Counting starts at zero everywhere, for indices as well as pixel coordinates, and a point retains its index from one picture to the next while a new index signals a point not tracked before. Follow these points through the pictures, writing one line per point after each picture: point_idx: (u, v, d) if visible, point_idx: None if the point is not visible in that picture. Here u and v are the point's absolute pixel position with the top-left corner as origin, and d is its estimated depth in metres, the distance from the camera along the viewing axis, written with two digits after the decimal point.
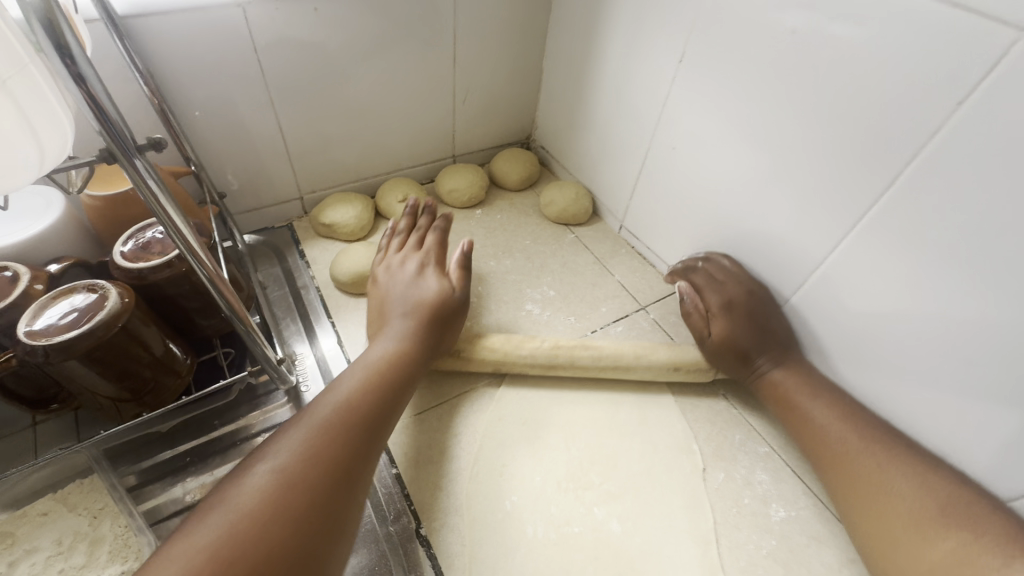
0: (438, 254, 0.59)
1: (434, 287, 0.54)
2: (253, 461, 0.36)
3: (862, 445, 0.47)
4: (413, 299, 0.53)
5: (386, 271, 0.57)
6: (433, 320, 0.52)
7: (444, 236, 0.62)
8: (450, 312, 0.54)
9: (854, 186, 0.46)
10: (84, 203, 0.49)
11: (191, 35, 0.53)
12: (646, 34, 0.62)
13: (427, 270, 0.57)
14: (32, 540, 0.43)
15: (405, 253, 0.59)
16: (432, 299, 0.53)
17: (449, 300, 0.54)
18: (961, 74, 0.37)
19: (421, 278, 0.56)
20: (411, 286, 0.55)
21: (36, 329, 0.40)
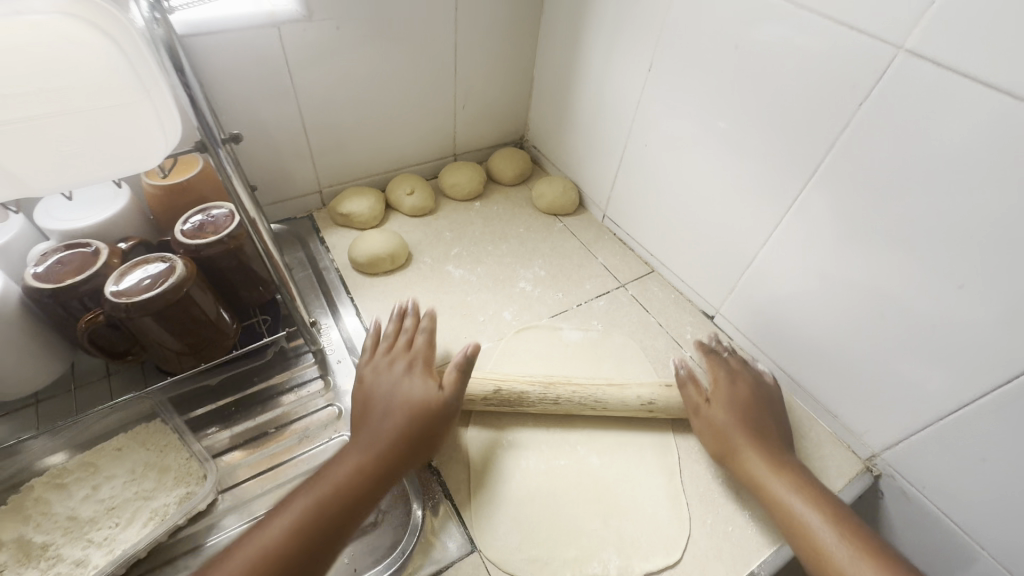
0: (428, 356, 0.57)
1: (420, 389, 0.52)
2: (229, 549, 0.40)
3: (868, 568, 0.44)
4: (398, 401, 0.51)
5: (373, 371, 0.54)
6: (418, 423, 0.50)
7: (434, 341, 0.59)
8: (438, 419, 0.51)
9: (790, 171, 0.57)
10: (147, 192, 0.58)
11: (236, 49, 0.62)
12: (624, 46, 0.72)
13: (417, 371, 0.54)
14: (111, 469, 0.52)
15: (394, 355, 0.56)
16: (417, 401, 0.51)
17: (438, 406, 0.51)
18: (860, 81, 0.48)
19: (407, 378, 0.53)
20: (395, 388, 0.52)
21: (119, 291, 0.49)
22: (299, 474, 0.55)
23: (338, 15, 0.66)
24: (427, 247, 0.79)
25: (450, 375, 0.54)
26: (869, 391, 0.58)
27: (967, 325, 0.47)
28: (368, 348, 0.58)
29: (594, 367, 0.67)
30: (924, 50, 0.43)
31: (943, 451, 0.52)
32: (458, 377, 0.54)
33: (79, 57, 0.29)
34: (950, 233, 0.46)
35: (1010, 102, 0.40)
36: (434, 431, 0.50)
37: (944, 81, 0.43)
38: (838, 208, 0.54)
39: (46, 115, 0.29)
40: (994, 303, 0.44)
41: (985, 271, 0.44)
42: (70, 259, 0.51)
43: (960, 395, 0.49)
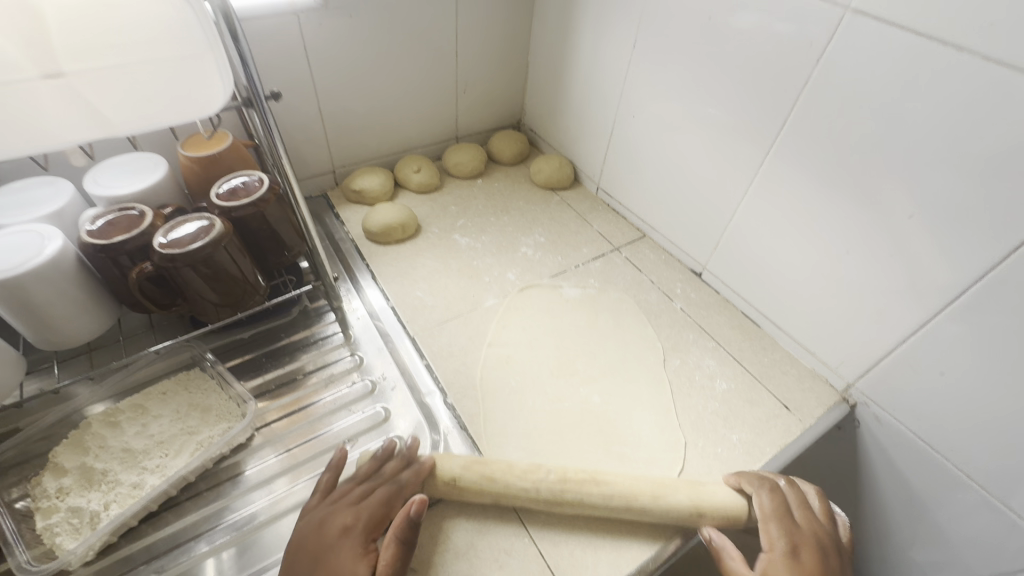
0: (373, 516, 0.47)
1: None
2: None
3: None
4: None
5: (304, 530, 0.47)
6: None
7: (399, 496, 0.49)
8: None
9: (762, 128, 0.63)
10: (183, 166, 0.64)
11: (257, 36, 0.68)
12: (610, 28, 0.78)
13: (348, 544, 0.45)
14: (158, 409, 0.57)
15: (337, 508, 0.48)
16: None
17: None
18: (815, 42, 0.55)
19: (337, 555, 0.45)
20: (318, 571, 0.43)
21: (166, 244, 0.54)
22: (327, 413, 0.61)
23: (349, 4, 0.72)
24: (435, 220, 0.85)
25: (386, 553, 0.45)
26: (842, 327, 0.63)
27: (918, 253, 0.53)
28: (316, 504, 0.49)
29: (588, 340, 0.71)
30: (867, 8, 0.50)
31: (907, 373, 0.58)
32: (396, 549, 0.45)
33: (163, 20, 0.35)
34: (899, 169, 0.52)
35: (938, 46, 0.46)
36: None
37: (884, 34, 0.49)
38: (804, 158, 0.60)
39: (133, 67, 0.35)
40: (940, 229, 0.51)
41: (930, 201, 0.51)
42: (119, 221, 0.57)
43: (916, 317, 0.55)
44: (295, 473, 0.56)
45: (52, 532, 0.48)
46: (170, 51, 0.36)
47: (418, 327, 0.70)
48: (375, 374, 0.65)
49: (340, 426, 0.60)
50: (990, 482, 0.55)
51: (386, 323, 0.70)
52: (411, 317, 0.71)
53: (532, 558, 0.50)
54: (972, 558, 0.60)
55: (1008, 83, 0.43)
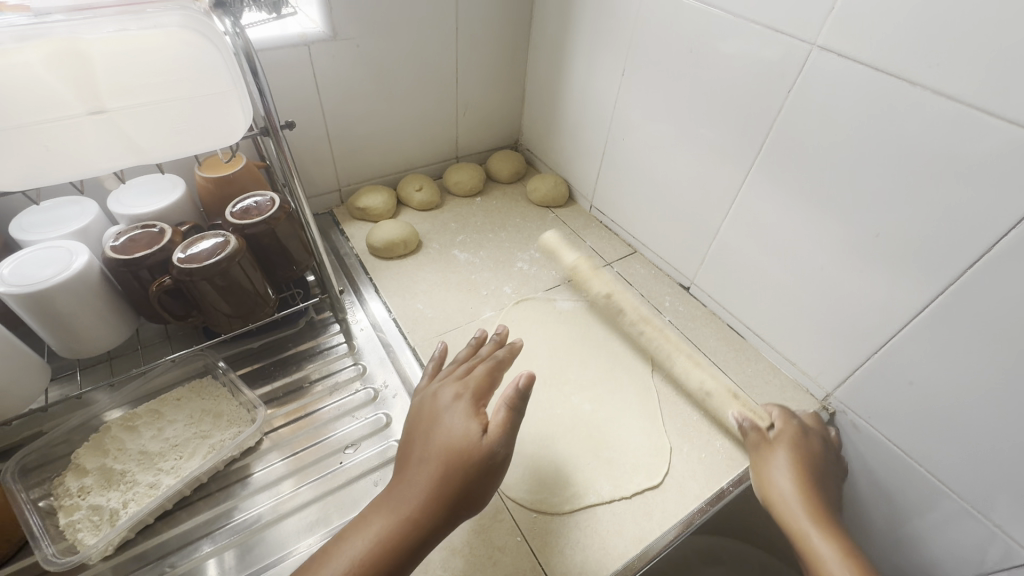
0: (479, 387, 0.55)
1: (460, 428, 0.49)
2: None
3: None
4: (434, 440, 0.49)
5: (424, 400, 0.55)
6: (458, 471, 0.46)
7: (496, 370, 0.58)
8: (482, 468, 0.47)
9: (741, 152, 0.68)
10: (200, 186, 0.68)
11: (271, 65, 0.73)
12: (602, 57, 0.83)
13: (462, 406, 0.52)
14: (172, 415, 0.61)
15: (448, 382, 0.56)
16: (455, 443, 0.48)
17: (477, 452, 0.47)
18: (786, 74, 0.59)
19: (452, 413, 0.51)
20: (436, 427, 0.50)
21: (184, 259, 0.58)
22: (331, 419, 0.64)
23: (358, 35, 0.78)
24: (436, 236, 0.90)
25: (496, 416, 0.49)
26: (820, 338, 0.67)
27: (886, 269, 0.57)
28: (432, 386, 0.57)
29: (638, 326, 0.76)
30: (830, 45, 0.54)
31: (880, 381, 0.62)
32: (506, 414, 0.49)
33: (195, 59, 0.39)
34: (865, 191, 0.56)
35: (895, 80, 0.51)
36: (478, 479, 0.46)
37: (846, 69, 0.54)
38: (781, 178, 0.64)
39: (167, 102, 0.40)
40: (903, 247, 0.55)
41: (895, 220, 0.54)
42: (140, 237, 0.61)
43: (885, 328, 0.59)
44: (301, 475, 0.59)
45: (74, 528, 0.51)
46: (200, 86, 0.41)
47: (419, 338, 0.74)
48: (377, 382, 0.69)
49: (344, 431, 0.63)
50: (958, 485, 0.58)
51: (388, 334, 0.74)
52: (412, 329, 0.75)
53: (524, 555, 0.53)
54: (946, 561, 0.63)
55: (957, 115, 0.47)
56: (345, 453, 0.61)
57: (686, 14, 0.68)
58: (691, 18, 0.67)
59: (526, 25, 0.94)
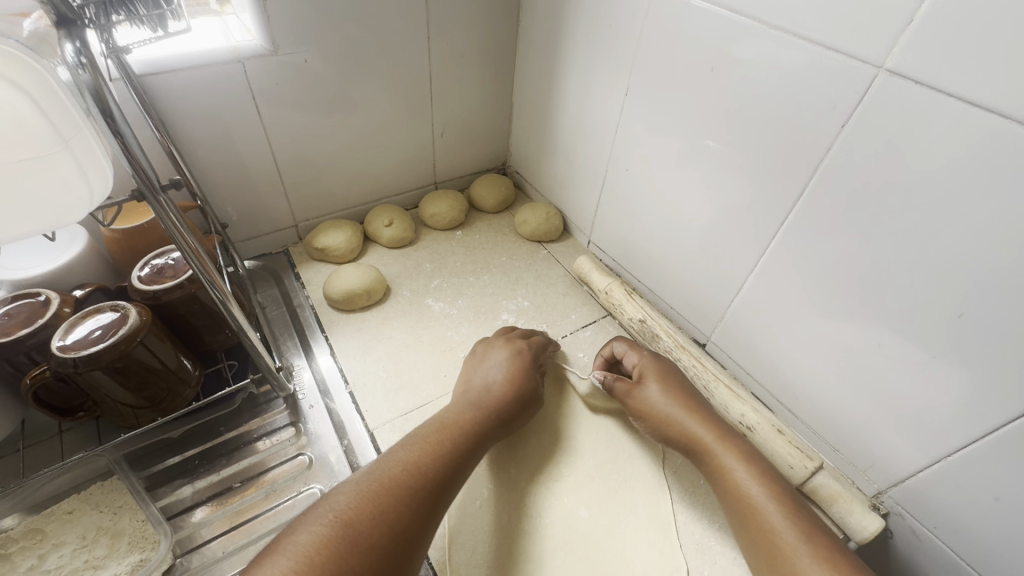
0: (536, 348, 0.62)
1: (523, 378, 0.57)
2: (338, 487, 0.40)
3: (787, 518, 0.45)
4: (500, 381, 0.56)
5: (481, 356, 0.60)
6: (500, 402, 0.54)
7: (543, 339, 0.65)
8: (531, 403, 0.57)
9: (773, 195, 0.55)
10: (106, 237, 0.56)
11: (197, 86, 0.60)
12: (601, 72, 0.70)
13: (523, 359, 0.59)
14: (59, 535, 0.48)
15: (505, 339, 0.62)
16: (520, 386, 0.56)
17: (532, 391, 0.57)
18: (838, 104, 0.46)
19: (515, 363, 0.58)
20: (502, 374, 0.57)
21: (67, 343, 0.46)
22: (266, 532, 0.51)
23: (306, 48, 0.64)
24: (407, 280, 0.77)
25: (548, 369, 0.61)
26: (873, 426, 0.54)
27: (970, 356, 0.44)
28: (473, 350, 0.62)
29: (676, 353, 0.66)
30: (904, 68, 0.41)
31: (952, 491, 0.49)
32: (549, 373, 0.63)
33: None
34: (944, 257, 0.43)
35: (996, 119, 0.37)
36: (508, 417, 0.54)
37: (925, 101, 0.41)
38: (827, 230, 0.51)
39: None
40: (997, 332, 0.41)
41: (989, 299, 0.41)
42: (17, 311, 0.48)
43: (965, 430, 0.46)
44: None
45: None
46: None
47: (378, 417, 0.61)
48: (325, 480, 0.55)
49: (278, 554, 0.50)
50: None
51: (342, 412, 0.61)
52: (371, 404, 0.62)
53: None
54: None
55: None
56: None
57: (705, 24, 0.54)
58: (711, 28, 0.54)
59: (512, 33, 0.80)
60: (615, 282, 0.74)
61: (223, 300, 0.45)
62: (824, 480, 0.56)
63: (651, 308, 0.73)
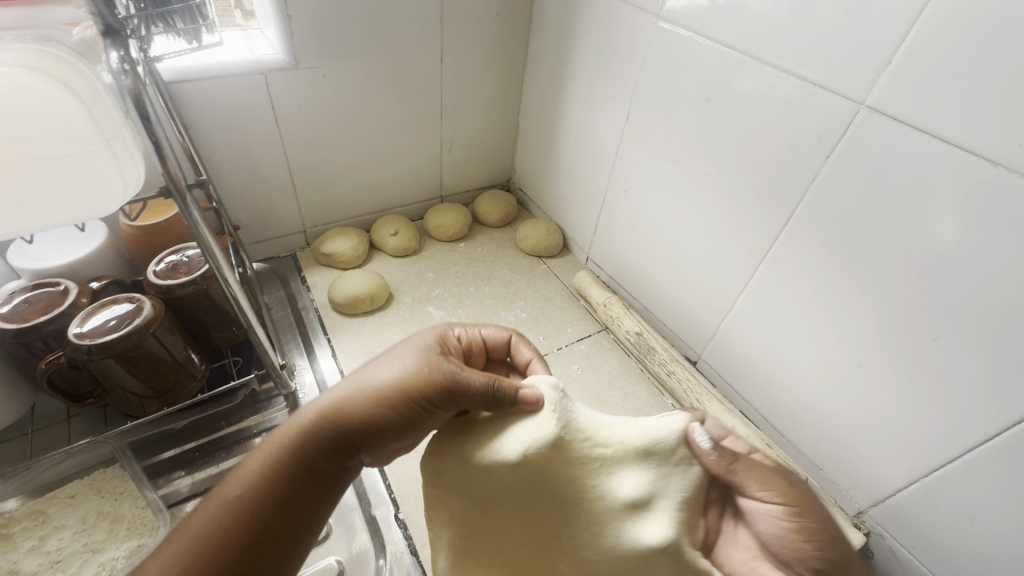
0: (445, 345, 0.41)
1: (384, 375, 0.37)
2: None
3: None
4: (359, 382, 0.37)
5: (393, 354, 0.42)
6: (349, 412, 0.36)
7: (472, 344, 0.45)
8: (402, 404, 0.36)
9: (762, 219, 0.57)
10: (125, 233, 0.58)
11: (219, 95, 0.63)
12: (604, 97, 0.73)
13: (404, 349, 0.39)
14: (61, 518, 0.50)
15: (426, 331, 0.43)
16: (380, 388, 0.36)
17: (402, 388, 0.36)
18: (825, 136, 0.49)
19: (386, 356, 0.38)
20: (364, 373, 0.38)
21: (83, 331, 0.48)
22: None
23: (324, 64, 0.68)
24: (409, 288, 0.80)
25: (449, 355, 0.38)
26: (854, 447, 0.56)
27: (947, 380, 0.45)
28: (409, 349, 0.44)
29: (670, 367, 0.68)
30: (883, 107, 0.44)
31: (930, 511, 0.50)
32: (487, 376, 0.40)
33: (18, 111, 0.32)
34: (920, 284, 0.45)
35: (969, 156, 0.40)
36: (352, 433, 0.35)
37: (904, 137, 0.43)
38: (811, 255, 0.54)
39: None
40: (971, 357, 0.43)
41: (963, 325, 0.43)
42: (38, 298, 0.51)
43: (939, 452, 0.48)
44: None
45: None
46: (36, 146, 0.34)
47: None
48: None
49: None
50: None
51: None
52: None
53: None
54: None
55: None
56: None
57: (703, 56, 0.58)
58: (709, 61, 0.57)
59: (521, 56, 0.84)
60: (614, 297, 0.77)
61: (235, 297, 0.48)
62: None
63: (647, 323, 0.75)
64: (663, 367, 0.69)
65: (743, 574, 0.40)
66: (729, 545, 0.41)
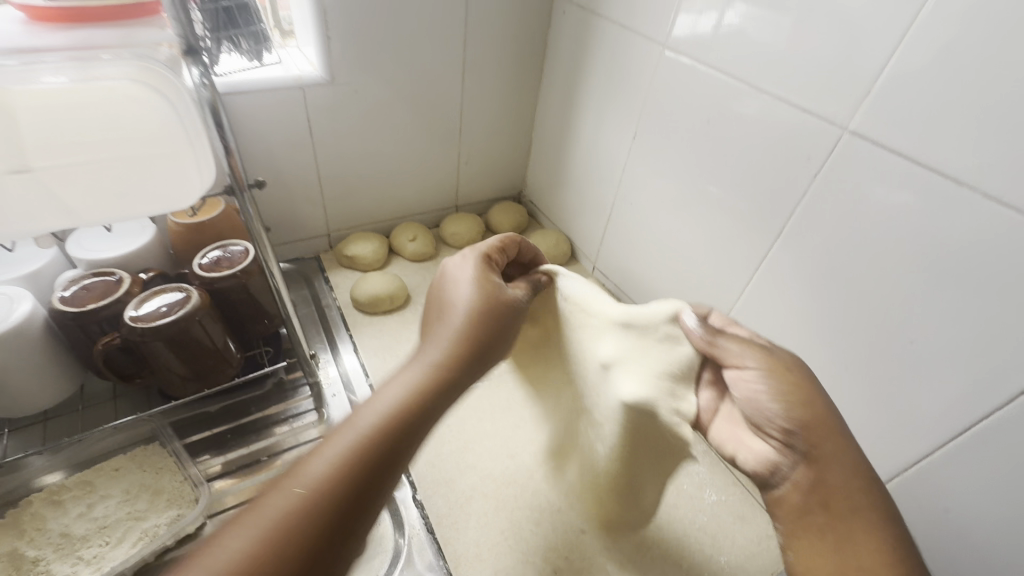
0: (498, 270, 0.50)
1: (474, 295, 0.46)
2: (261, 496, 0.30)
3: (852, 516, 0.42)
4: (458, 304, 0.45)
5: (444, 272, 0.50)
6: (462, 325, 0.43)
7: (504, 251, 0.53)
8: (497, 319, 0.46)
9: (757, 231, 0.62)
10: (172, 230, 0.63)
11: (261, 107, 0.68)
12: (613, 117, 0.79)
13: (474, 273, 0.47)
14: (107, 488, 0.54)
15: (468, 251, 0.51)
16: (480, 307, 0.45)
17: (496, 307, 0.46)
18: (814, 157, 0.54)
19: (463, 282, 0.47)
20: (455, 298, 0.46)
21: (138, 315, 0.53)
22: None
23: (357, 81, 0.74)
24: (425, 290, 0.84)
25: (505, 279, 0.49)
26: None
27: (923, 378, 0.50)
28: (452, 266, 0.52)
29: None
30: (865, 132, 0.49)
31: (909, 503, 0.54)
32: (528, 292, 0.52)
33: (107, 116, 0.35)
34: (897, 292, 0.50)
35: (939, 177, 0.45)
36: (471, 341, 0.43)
37: (883, 160, 0.49)
38: (802, 265, 0.58)
39: (83, 162, 0.36)
40: (943, 358, 0.48)
41: (935, 329, 0.48)
42: (94, 286, 0.56)
43: (917, 447, 0.52)
44: None
45: None
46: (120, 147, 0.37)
47: None
48: None
49: None
50: None
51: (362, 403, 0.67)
52: None
53: None
54: None
55: (1010, 226, 0.41)
56: None
57: (705, 82, 0.63)
58: (711, 86, 0.63)
59: (536, 78, 0.90)
60: None
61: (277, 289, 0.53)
62: None
63: None
64: None
65: (726, 443, 0.50)
66: (721, 420, 0.51)
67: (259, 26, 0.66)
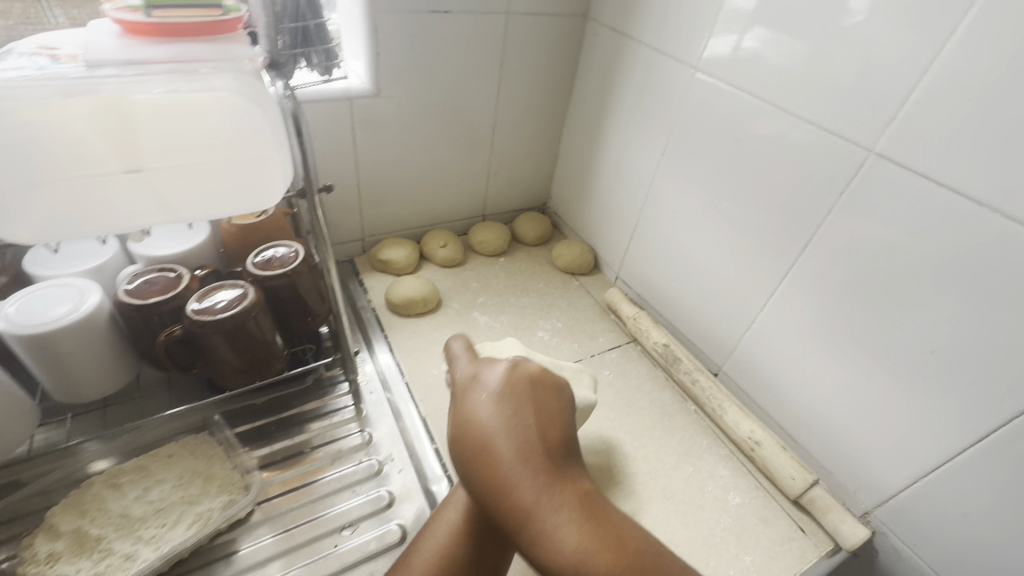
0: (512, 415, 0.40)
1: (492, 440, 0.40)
2: None
3: None
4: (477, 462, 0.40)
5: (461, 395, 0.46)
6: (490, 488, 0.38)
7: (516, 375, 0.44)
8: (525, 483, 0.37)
9: (781, 245, 0.65)
10: (224, 231, 0.67)
11: (310, 116, 0.72)
12: (641, 134, 0.83)
13: (492, 414, 0.41)
14: (161, 473, 0.57)
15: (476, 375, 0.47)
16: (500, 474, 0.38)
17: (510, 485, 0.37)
18: (839, 176, 0.57)
19: (480, 432, 0.40)
20: (478, 457, 0.39)
21: (201, 308, 0.56)
22: (327, 492, 0.60)
23: (399, 94, 0.78)
24: (455, 295, 0.88)
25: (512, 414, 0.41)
26: (859, 451, 0.62)
27: (943, 387, 0.53)
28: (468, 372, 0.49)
29: (694, 376, 0.75)
30: (890, 154, 0.53)
31: (928, 508, 0.57)
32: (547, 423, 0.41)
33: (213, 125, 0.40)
34: (918, 304, 0.53)
35: (960, 198, 0.48)
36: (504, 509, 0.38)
37: (907, 180, 0.52)
38: (825, 278, 0.61)
39: (188, 164, 0.41)
40: (963, 368, 0.51)
41: (955, 340, 0.51)
42: (156, 281, 0.59)
43: (936, 454, 0.54)
44: (291, 556, 0.54)
45: None
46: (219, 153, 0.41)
47: (429, 408, 0.70)
48: (381, 453, 0.64)
49: (339, 510, 0.59)
50: None
51: (398, 400, 0.70)
52: (423, 396, 0.71)
53: None
54: None
55: None
56: (341, 534, 0.57)
57: (735, 103, 0.67)
58: (740, 107, 0.66)
59: (566, 95, 0.94)
60: (642, 312, 0.85)
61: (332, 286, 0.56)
62: (820, 493, 0.63)
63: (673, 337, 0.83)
64: (687, 376, 0.76)
65: None
66: None
67: (332, 46, 0.72)
